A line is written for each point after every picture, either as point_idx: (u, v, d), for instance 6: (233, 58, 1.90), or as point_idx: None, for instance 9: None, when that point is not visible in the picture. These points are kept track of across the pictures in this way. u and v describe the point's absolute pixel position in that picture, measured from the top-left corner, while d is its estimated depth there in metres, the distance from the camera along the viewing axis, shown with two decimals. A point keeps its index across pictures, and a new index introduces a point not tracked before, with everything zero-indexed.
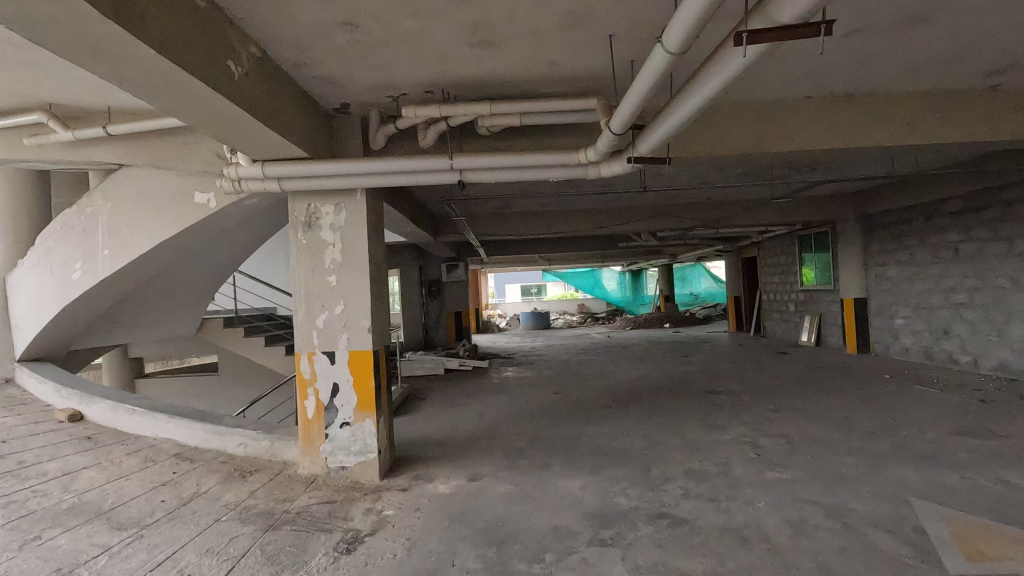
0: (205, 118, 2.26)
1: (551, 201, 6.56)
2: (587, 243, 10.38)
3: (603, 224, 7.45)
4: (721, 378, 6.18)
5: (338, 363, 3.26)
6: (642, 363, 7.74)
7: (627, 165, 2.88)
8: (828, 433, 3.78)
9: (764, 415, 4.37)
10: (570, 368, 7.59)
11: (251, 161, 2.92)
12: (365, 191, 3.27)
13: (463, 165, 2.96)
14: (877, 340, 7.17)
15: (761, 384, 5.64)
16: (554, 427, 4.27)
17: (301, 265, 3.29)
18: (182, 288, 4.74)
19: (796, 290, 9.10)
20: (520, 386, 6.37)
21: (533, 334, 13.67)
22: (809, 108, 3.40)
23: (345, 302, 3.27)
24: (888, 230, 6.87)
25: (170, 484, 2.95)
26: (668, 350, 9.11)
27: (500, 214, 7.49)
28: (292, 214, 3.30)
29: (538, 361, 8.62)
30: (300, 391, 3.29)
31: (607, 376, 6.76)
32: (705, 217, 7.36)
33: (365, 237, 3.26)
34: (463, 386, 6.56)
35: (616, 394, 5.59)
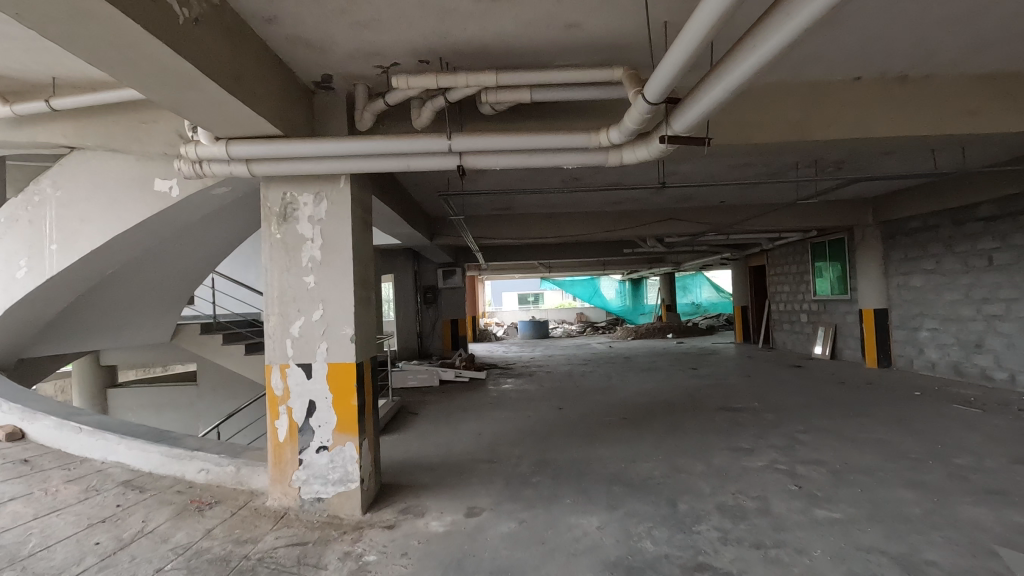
0: (143, 74, 1.82)
1: (554, 202, 6.16)
2: (589, 249, 9.97)
3: (608, 228, 7.05)
4: (737, 393, 5.75)
5: (315, 377, 2.81)
6: (649, 376, 7.30)
7: (655, 148, 2.46)
8: (872, 460, 3.34)
9: (795, 437, 3.93)
10: (574, 381, 7.15)
11: (213, 139, 2.48)
12: (350, 178, 2.85)
13: (463, 148, 2.53)
14: (900, 353, 6.76)
15: (783, 401, 5.21)
16: (561, 448, 3.82)
17: (274, 263, 2.84)
18: (149, 290, 4.28)
19: (807, 300, 8.71)
20: (520, 400, 5.92)
21: (532, 343, 13.21)
22: (856, 91, 3.00)
23: (325, 307, 2.82)
24: (911, 236, 6.48)
25: (111, 521, 2.48)
26: (675, 362, 8.68)
27: (500, 217, 7.08)
28: (264, 204, 2.86)
29: (539, 372, 8.18)
30: (271, 410, 2.83)
31: (614, 390, 6.32)
32: (717, 222, 6.97)
33: (349, 233, 2.83)
34: (460, 400, 6.10)
35: (626, 410, 5.15)
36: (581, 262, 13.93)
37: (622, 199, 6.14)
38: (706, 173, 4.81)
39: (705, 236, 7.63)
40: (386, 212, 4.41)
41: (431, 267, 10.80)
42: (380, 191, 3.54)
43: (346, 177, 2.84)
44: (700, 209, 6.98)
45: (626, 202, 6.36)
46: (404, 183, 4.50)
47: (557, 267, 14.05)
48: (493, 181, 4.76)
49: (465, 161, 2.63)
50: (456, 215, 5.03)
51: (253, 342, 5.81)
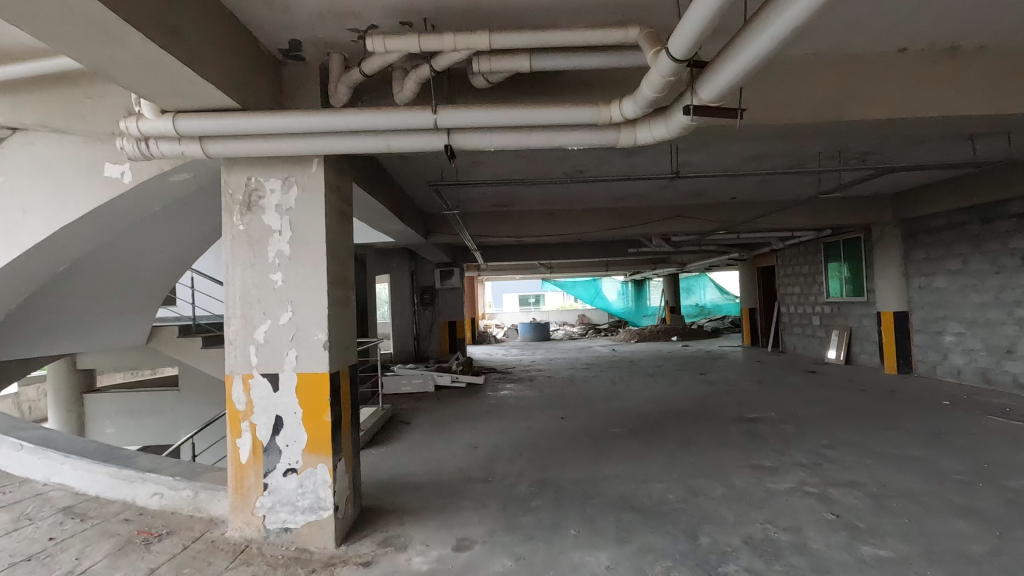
0: (44, 16, 1.46)
1: (556, 197, 5.80)
2: (592, 249, 9.62)
3: (613, 226, 6.69)
4: (751, 402, 5.39)
5: (282, 390, 2.45)
6: (656, 382, 6.93)
7: (677, 123, 2.10)
8: (913, 482, 2.97)
9: (821, 453, 3.56)
10: (576, 387, 6.78)
11: (159, 112, 2.12)
12: (323, 162, 2.49)
13: (450, 124, 2.17)
14: (921, 358, 6.40)
15: (801, 411, 4.84)
16: (564, 466, 3.45)
17: (236, 258, 2.48)
18: (114, 289, 3.93)
19: (820, 302, 8.34)
20: (520, 408, 5.56)
21: (532, 346, 12.84)
22: (900, 66, 2.64)
23: (294, 309, 2.46)
24: (935, 235, 6.12)
25: (38, 559, 2.12)
26: (681, 366, 8.31)
27: (498, 214, 6.73)
28: (225, 191, 2.49)
29: (540, 377, 7.81)
30: (231, 427, 2.46)
31: (619, 397, 5.95)
32: (728, 220, 6.61)
33: (322, 225, 2.47)
34: (455, 407, 5.74)
35: (632, 420, 4.79)
36: (583, 263, 13.57)
37: (628, 194, 5.78)
38: (721, 164, 4.45)
39: (714, 234, 7.27)
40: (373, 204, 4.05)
41: (428, 267, 10.45)
42: (360, 178, 3.19)
43: (318, 160, 2.48)
44: (710, 206, 6.62)
45: (633, 198, 6.00)
46: (393, 174, 4.14)
47: (558, 267, 13.69)
48: (490, 171, 4.40)
49: (453, 140, 2.27)
50: (452, 209, 4.68)
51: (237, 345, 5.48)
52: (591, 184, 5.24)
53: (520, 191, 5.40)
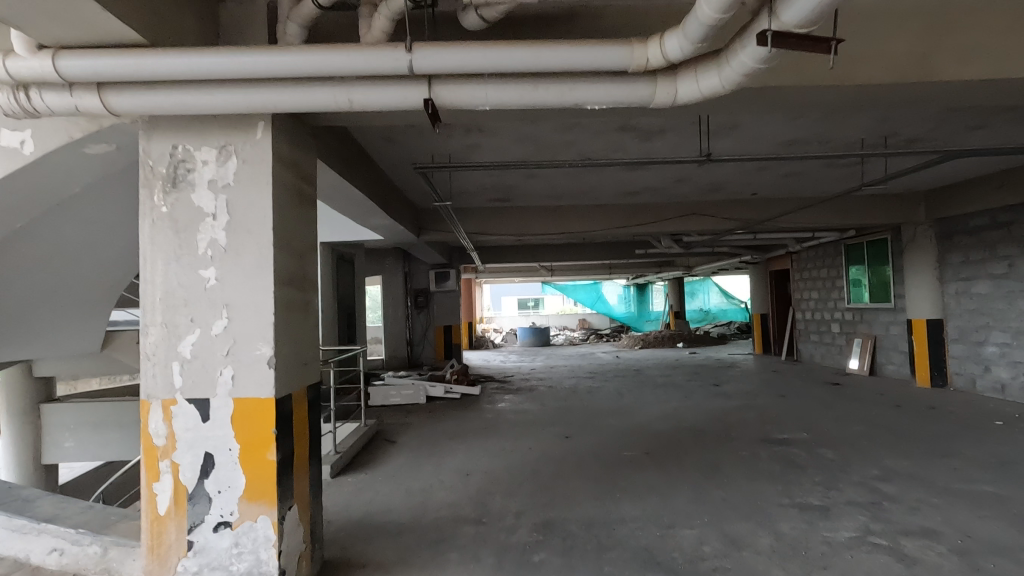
0: None
1: (561, 190, 5.26)
2: (596, 250, 9.08)
3: (622, 224, 6.15)
4: (776, 419, 4.85)
5: (214, 419, 1.89)
6: (668, 394, 6.37)
7: (738, 66, 1.55)
8: (1002, 530, 2.43)
9: (877, 488, 3.01)
10: (581, 399, 6.22)
11: (37, 49, 1.57)
12: (271, 126, 1.93)
13: (431, 70, 1.62)
14: (958, 371, 5.86)
15: (838, 432, 4.28)
16: (572, 503, 2.90)
17: (155, 248, 1.92)
18: (48, 289, 3.39)
19: (840, 308, 7.80)
20: (519, 424, 5.01)
21: (531, 352, 12.29)
22: (1004, 12, 2.09)
23: (230, 316, 1.91)
24: (975, 236, 5.59)
25: None
26: (692, 376, 7.77)
27: (497, 209, 6.17)
28: (143, 162, 1.93)
29: (540, 387, 7.27)
30: (147, 467, 1.90)
31: (629, 412, 5.39)
32: (748, 219, 6.07)
33: (268, 207, 1.92)
34: (447, 422, 5.20)
35: (646, 440, 4.25)
36: (586, 265, 13.02)
37: (640, 187, 5.24)
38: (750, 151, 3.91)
39: (730, 234, 6.73)
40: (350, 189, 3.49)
41: (422, 268, 9.89)
42: (325, 154, 2.63)
43: (264, 124, 1.93)
44: (727, 203, 6.08)
45: (645, 192, 5.46)
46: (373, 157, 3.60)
47: (559, 270, 13.17)
48: (488, 153, 3.85)
49: (435, 92, 1.72)
50: (444, 200, 4.13)
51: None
52: (600, 174, 4.70)
53: (521, 181, 4.86)
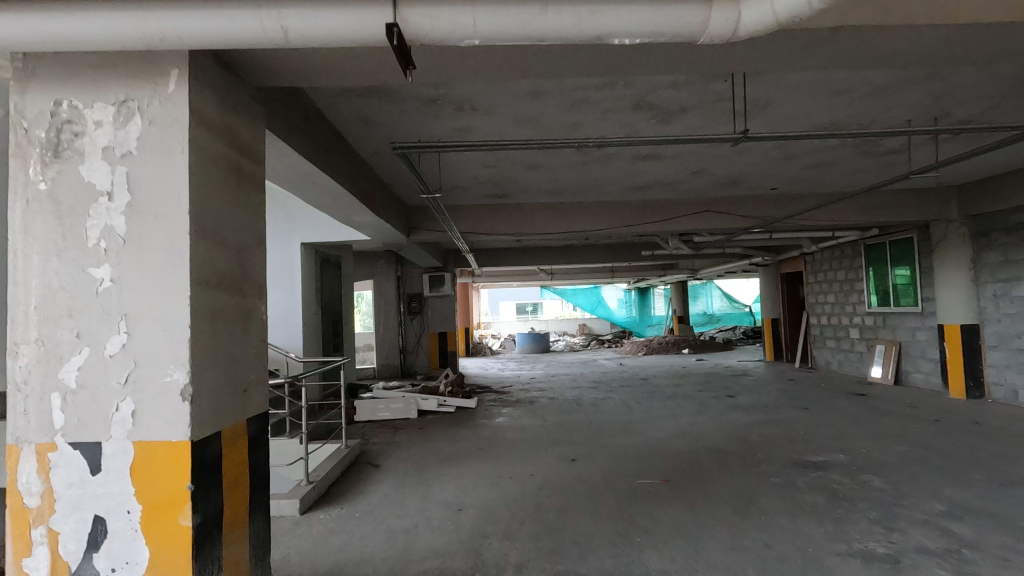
0: None
1: (564, 184, 4.78)
2: (598, 252, 8.59)
3: (629, 223, 5.67)
4: (805, 436, 4.37)
5: (107, 470, 1.39)
6: (679, 407, 5.88)
7: None
8: None
9: (947, 530, 2.53)
10: (585, 413, 5.73)
11: None
12: (187, 75, 1.45)
13: None
14: (996, 380, 5.39)
15: (880, 455, 3.78)
16: (584, 552, 2.41)
17: (28, 238, 1.42)
18: None
19: (860, 313, 7.31)
20: (518, 443, 4.51)
21: (531, 359, 11.77)
22: None
23: (131, 329, 1.41)
24: (1016, 233, 5.13)
25: None
26: (703, 385, 7.27)
27: (494, 206, 5.69)
28: (14, 122, 1.44)
29: (541, 399, 6.77)
30: (13, 537, 1.39)
31: (640, 429, 4.90)
32: (766, 217, 5.59)
33: (184, 182, 1.43)
34: (439, 441, 4.69)
35: (663, 464, 3.76)
36: (587, 268, 12.55)
37: (650, 181, 4.77)
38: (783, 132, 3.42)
39: (745, 233, 6.25)
40: (321, 176, 3.00)
41: (415, 272, 9.41)
42: (275, 128, 2.15)
43: (178, 72, 1.44)
44: (743, 199, 5.61)
45: (655, 187, 4.99)
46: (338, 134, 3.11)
47: (559, 274, 12.69)
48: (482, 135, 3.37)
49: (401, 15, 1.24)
50: (434, 191, 3.64)
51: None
52: (608, 166, 4.21)
53: (520, 173, 4.38)
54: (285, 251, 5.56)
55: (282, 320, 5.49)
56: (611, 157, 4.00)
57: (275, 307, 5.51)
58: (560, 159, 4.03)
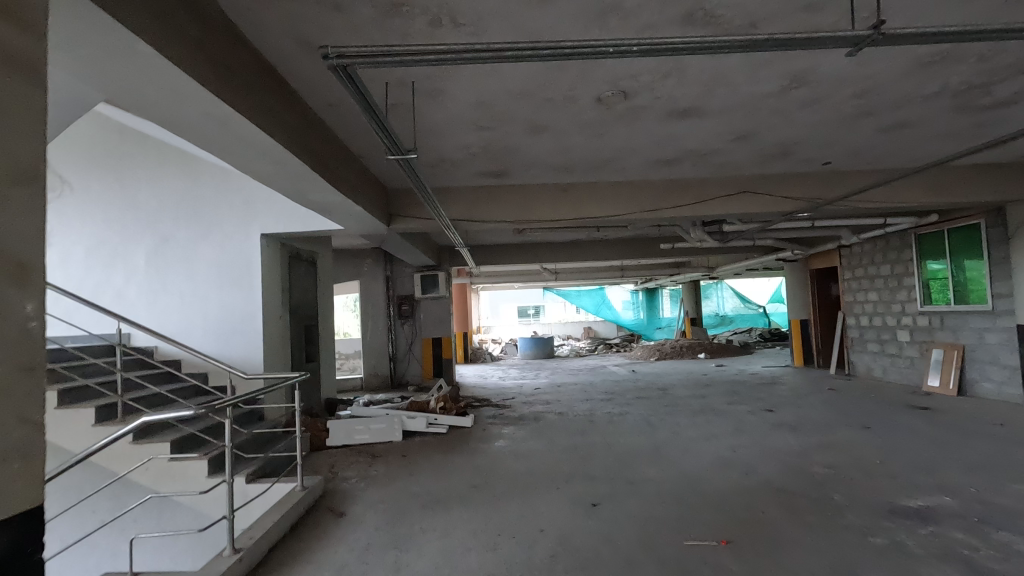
0: None
1: (574, 156, 3.90)
2: (609, 247, 7.71)
3: (650, 206, 4.77)
4: (883, 467, 3.47)
5: None
6: (711, 425, 4.97)
7: None
8: None
9: None
10: (601, 434, 4.81)
11: None
12: None
13: None
14: None
15: (1000, 499, 2.87)
16: None
17: None
18: None
19: (911, 312, 6.40)
20: (521, 478, 3.61)
21: (533, 366, 10.88)
22: None
23: None
24: None
25: None
26: (732, 397, 6.36)
27: (490, 188, 4.80)
28: None
29: (547, 415, 5.87)
30: None
31: (670, 456, 4.00)
32: (814, 198, 4.70)
33: None
34: (423, 475, 3.79)
35: (712, 513, 2.86)
36: (593, 266, 11.66)
37: (682, 151, 3.88)
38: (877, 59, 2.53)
39: (784, 219, 5.37)
40: (234, 116, 2.13)
41: (406, 272, 8.53)
42: None
43: None
44: (786, 177, 4.73)
45: (685, 160, 4.10)
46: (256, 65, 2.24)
47: (562, 272, 11.84)
48: (469, 68, 2.48)
49: None
50: (416, 151, 2.61)
51: (90, 378, 3.57)
52: (633, 128, 3.33)
53: (521, 141, 3.50)
54: (243, 245, 4.65)
55: (240, 328, 4.59)
56: (637, 115, 3.11)
57: (231, 313, 4.61)
58: (572, 119, 3.15)
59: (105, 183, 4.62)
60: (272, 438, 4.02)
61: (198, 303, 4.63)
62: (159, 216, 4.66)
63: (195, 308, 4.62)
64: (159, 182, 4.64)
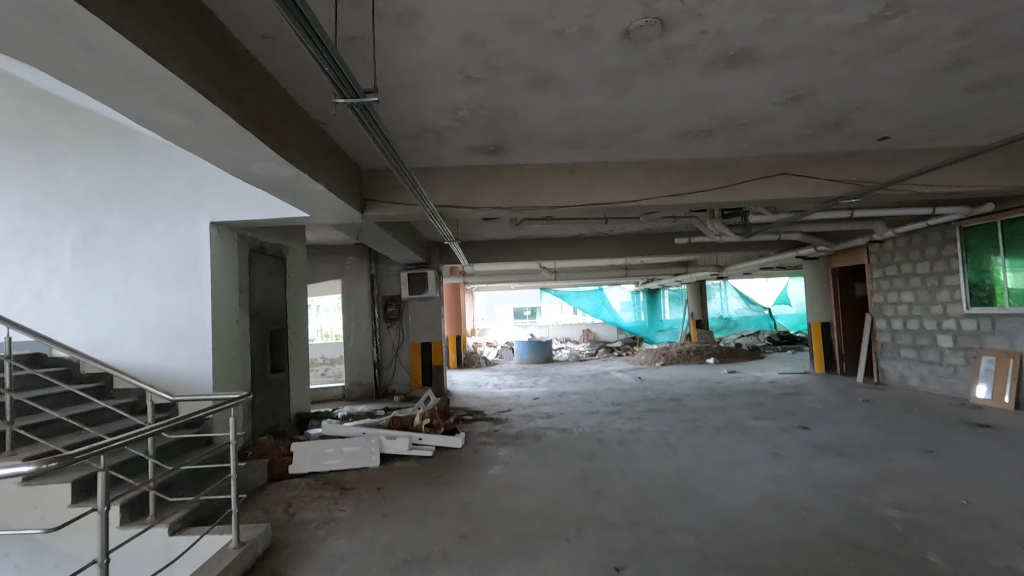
0: None
1: (586, 124, 3.18)
2: (615, 243, 7.01)
3: (672, 190, 4.06)
4: (976, 513, 2.77)
5: None
6: (741, 446, 4.28)
7: None
8: None
9: None
10: (614, 458, 4.10)
11: None
12: None
13: None
14: None
15: None
16: None
17: None
18: None
19: (954, 315, 5.72)
20: (522, 523, 2.90)
21: (532, 372, 10.18)
22: None
23: None
24: None
25: None
26: (756, 410, 5.66)
27: (483, 169, 4.09)
28: None
29: (548, 431, 5.16)
30: None
31: (702, 491, 3.29)
32: (864, 181, 4.00)
33: None
34: (400, 517, 3.06)
35: None
36: (595, 265, 10.97)
37: (719, 119, 3.17)
38: None
39: (821, 209, 4.68)
40: (84, 16, 1.40)
41: (393, 270, 7.80)
42: None
43: None
44: (831, 156, 4.02)
45: (719, 131, 3.39)
46: None
47: (562, 271, 11.14)
48: None
49: None
50: (377, 93, 1.90)
51: None
52: (663, 81, 2.62)
53: (521, 100, 2.78)
54: (189, 236, 3.90)
55: (184, 335, 3.85)
56: (672, 60, 2.40)
57: (173, 318, 3.86)
58: (588, 66, 2.44)
59: (24, 162, 3.88)
60: (214, 471, 3.29)
61: (135, 306, 3.88)
62: (87, 202, 3.91)
63: (132, 312, 3.88)
64: (87, 162, 3.90)
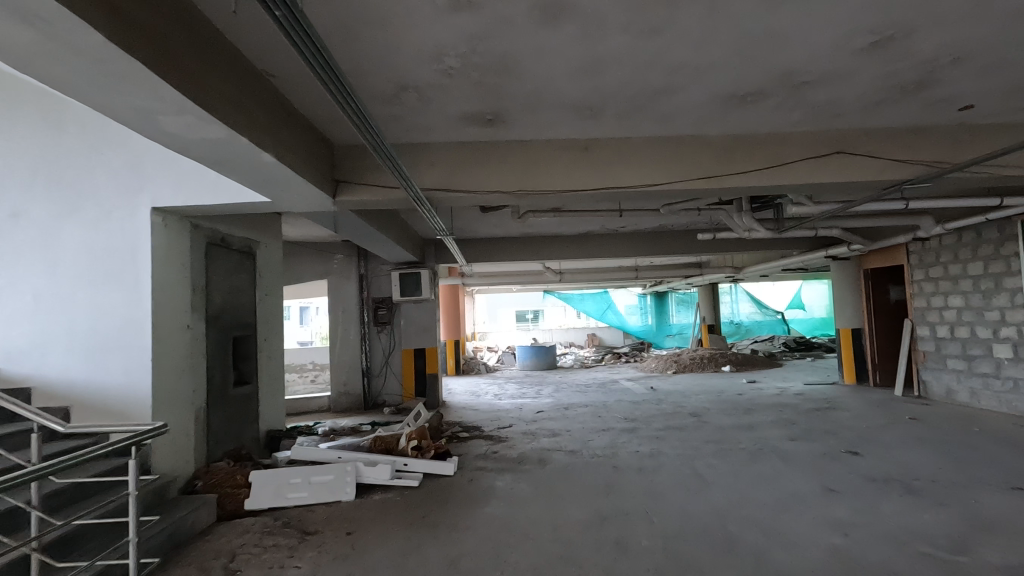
0: None
1: (606, 82, 2.54)
2: (627, 241, 6.34)
3: (703, 173, 3.39)
4: None
5: None
6: (782, 477, 3.61)
7: None
8: None
9: None
10: (634, 491, 3.44)
11: None
12: None
13: None
14: None
15: None
16: None
17: None
18: None
19: (1014, 322, 5.02)
20: None
21: (535, 380, 9.51)
22: None
23: None
24: None
25: None
26: (790, 430, 4.99)
27: (479, 147, 3.43)
28: None
29: (554, 454, 4.50)
30: None
31: (747, 542, 2.63)
32: (936, 162, 3.33)
33: None
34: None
35: None
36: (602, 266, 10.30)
37: (773, 77, 2.53)
38: None
39: (874, 198, 4.00)
40: None
41: (383, 270, 7.14)
42: None
43: None
44: (895, 133, 3.37)
45: (770, 95, 2.74)
46: None
47: (567, 273, 10.45)
48: None
49: None
50: None
51: None
52: (715, 12, 1.96)
53: (525, 41, 2.13)
54: (123, 225, 3.25)
55: (117, 344, 3.19)
56: None
57: (105, 322, 3.20)
58: None
59: None
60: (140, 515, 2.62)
61: (58, 309, 3.23)
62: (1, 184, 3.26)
63: (56, 315, 3.22)
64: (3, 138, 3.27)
